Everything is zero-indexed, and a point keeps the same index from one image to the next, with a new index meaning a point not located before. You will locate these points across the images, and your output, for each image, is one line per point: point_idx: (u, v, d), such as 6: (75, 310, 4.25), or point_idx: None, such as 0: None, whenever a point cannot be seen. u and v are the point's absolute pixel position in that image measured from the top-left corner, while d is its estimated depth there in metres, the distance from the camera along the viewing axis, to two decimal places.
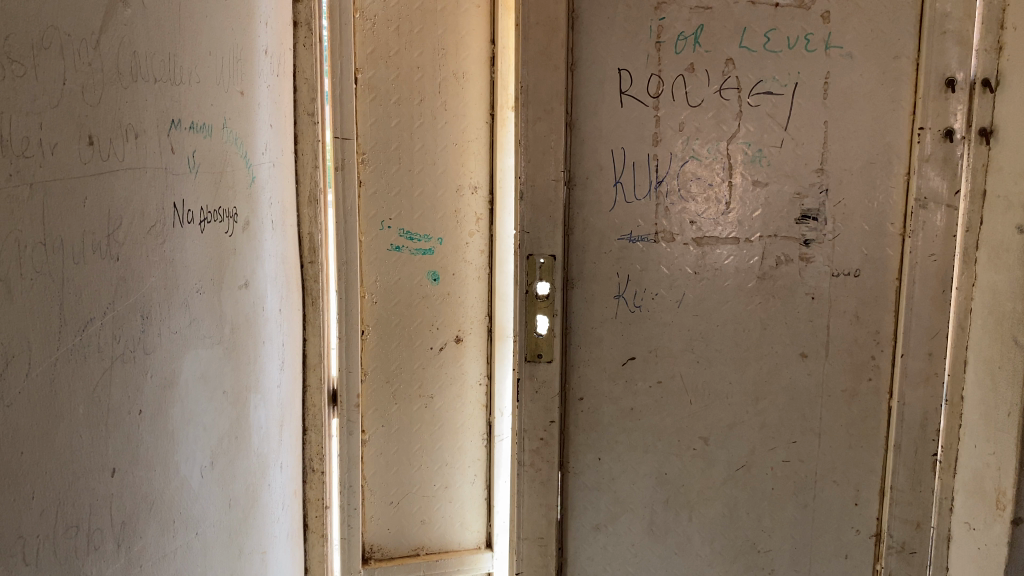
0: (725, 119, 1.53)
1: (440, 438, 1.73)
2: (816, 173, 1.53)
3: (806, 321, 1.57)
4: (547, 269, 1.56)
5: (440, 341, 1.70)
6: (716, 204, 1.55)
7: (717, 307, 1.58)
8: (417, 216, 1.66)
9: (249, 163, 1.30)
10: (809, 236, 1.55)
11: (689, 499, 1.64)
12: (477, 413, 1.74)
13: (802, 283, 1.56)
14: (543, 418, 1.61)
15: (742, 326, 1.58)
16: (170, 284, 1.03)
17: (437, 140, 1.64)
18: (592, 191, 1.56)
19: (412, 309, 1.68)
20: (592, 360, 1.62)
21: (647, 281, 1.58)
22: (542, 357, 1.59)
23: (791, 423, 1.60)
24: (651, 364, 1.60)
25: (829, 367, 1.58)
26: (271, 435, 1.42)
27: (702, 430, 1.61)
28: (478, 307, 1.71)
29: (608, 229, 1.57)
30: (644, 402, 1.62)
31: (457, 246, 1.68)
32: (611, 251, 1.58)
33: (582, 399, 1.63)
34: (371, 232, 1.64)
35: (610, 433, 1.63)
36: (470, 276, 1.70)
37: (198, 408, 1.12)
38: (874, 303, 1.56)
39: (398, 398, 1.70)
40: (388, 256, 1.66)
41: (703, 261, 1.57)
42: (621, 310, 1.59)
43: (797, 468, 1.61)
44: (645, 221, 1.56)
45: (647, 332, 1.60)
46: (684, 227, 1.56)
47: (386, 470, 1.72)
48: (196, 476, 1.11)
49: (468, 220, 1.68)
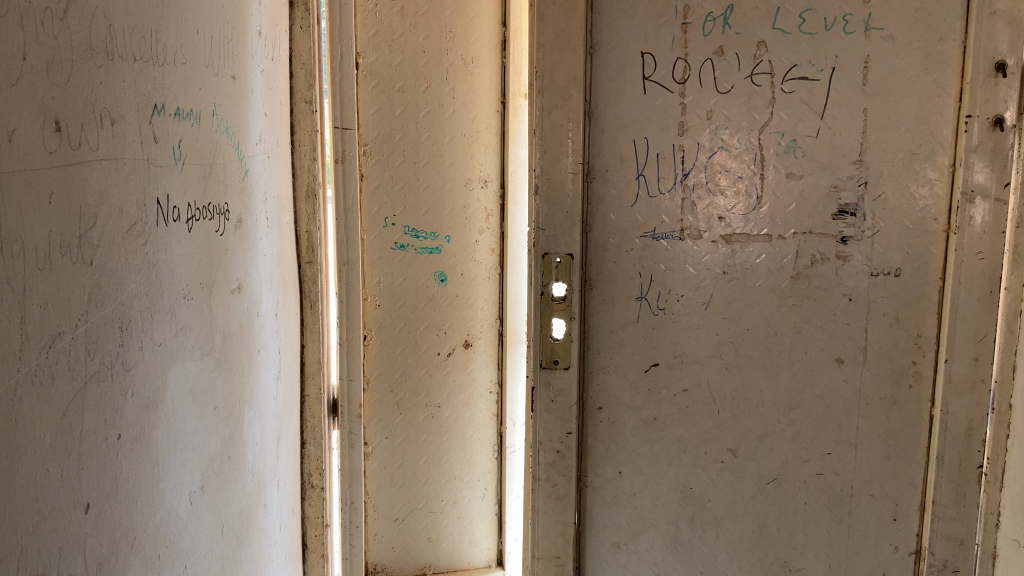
0: (757, 106, 1.42)
1: (448, 449, 1.62)
2: (855, 165, 1.42)
3: (842, 324, 1.46)
4: (564, 270, 1.45)
5: (448, 347, 1.59)
6: (745, 198, 1.44)
7: (747, 310, 1.47)
8: (423, 212, 1.54)
9: (241, 154, 1.19)
10: (847, 232, 1.44)
11: (716, 514, 1.53)
12: (487, 423, 1.63)
13: (839, 284, 1.45)
14: (560, 429, 1.50)
15: (774, 329, 1.47)
16: (153, 290, 0.92)
17: (444, 130, 1.52)
18: (612, 184, 1.45)
19: (418, 312, 1.56)
20: (612, 367, 1.50)
21: (671, 282, 1.47)
22: (558, 364, 1.48)
23: (825, 433, 1.49)
24: (676, 371, 1.49)
25: (867, 374, 1.47)
26: (267, 451, 1.30)
27: (730, 441, 1.51)
28: (488, 309, 1.60)
29: (630, 226, 1.46)
30: (667, 412, 1.51)
31: (466, 244, 1.57)
32: (633, 250, 1.46)
33: (601, 409, 1.52)
34: (374, 230, 1.52)
35: (631, 445, 1.52)
36: (480, 276, 1.58)
37: (187, 427, 1.01)
38: (915, 304, 1.44)
39: (403, 408, 1.59)
40: (391, 255, 1.54)
41: (732, 260, 1.46)
42: (644, 312, 1.48)
43: (832, 481, 1.50)
44: (669, 217, 1.45)
45: (671, 336, 1.49)
46: (712, 224, 1.45)
47: (390, 484, 1.60)
48: (184, 503, 1.00)
49: (478, 217, 1.57)
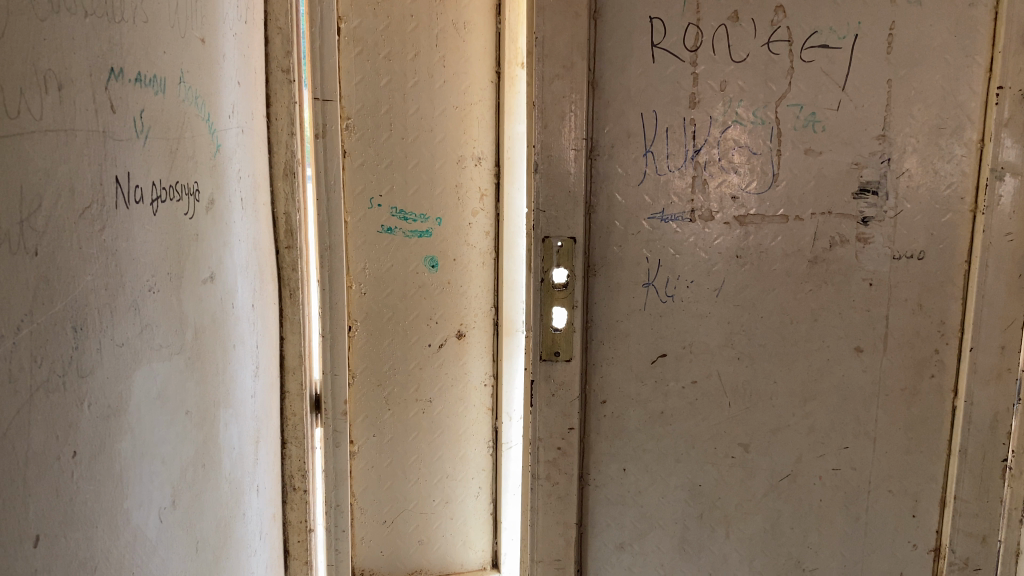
0: (774, 77, 1.31)
1: (440, 447, 1.51)
2: (877, 140, 1.32)
3: (862, 311, 1.37)
4: (566, 254, 1.34)
5: (439, 338, 1.47)
6: (761, 176, 1.34)
7: (761, 296, 1.37)
8: (412, 192, 1.42)
9: (212, 128, 1.06)
10: (868, 213, 1.34)
11: (727, 513, 1.44)
12: (482, 419, 1.52)
13: (859, 267, 1.35)
14: (561, 425, 1.40)
15: (789, 317, 1.37)
16: (113, 283, 0.79)
17: (435, 102, 1.40)
18: (618, 161, 1.35)
19: (407, 301, 1.45)
20: (617, 359, 1.40)
21: (680, 266, 1.37)
22: (560, 355, 1.37)
23: (843, 426, 1.40)
24: (685, 362, 1.40)
25: (887, 364, 1.38)
26: (244, 455, 1.19)
27: (741, 435, 1.41)
28: (483, 297, 1.49)
29: (636, 206, 1.35)
30: (675, 405, 1.41)
31: (459, 227, 1.45)
32: (640, 233, 1.36)
33: (604, 403, 1.42)
34: (358, 211, 1.40)
35: (636, 441, 1.43)
36: (474, 261, 1.47)
37: (155, 438, 0.89)
38: (939, 289, 1.35)
39: (392, 403, 1.47)
40: (378, 239, 1.41)
41: (745, 243, 1.36)
42: (651, 300, 1.38)
43: (849, 477, 1.42)
44: (678, 197, 1.35)
45: (680, 325, 1.39)
46: (725, 204, 1.34)
47: (378, 486, 1.49)
48: (153, 523, 0.88)
49: (472, 198, 1.45)
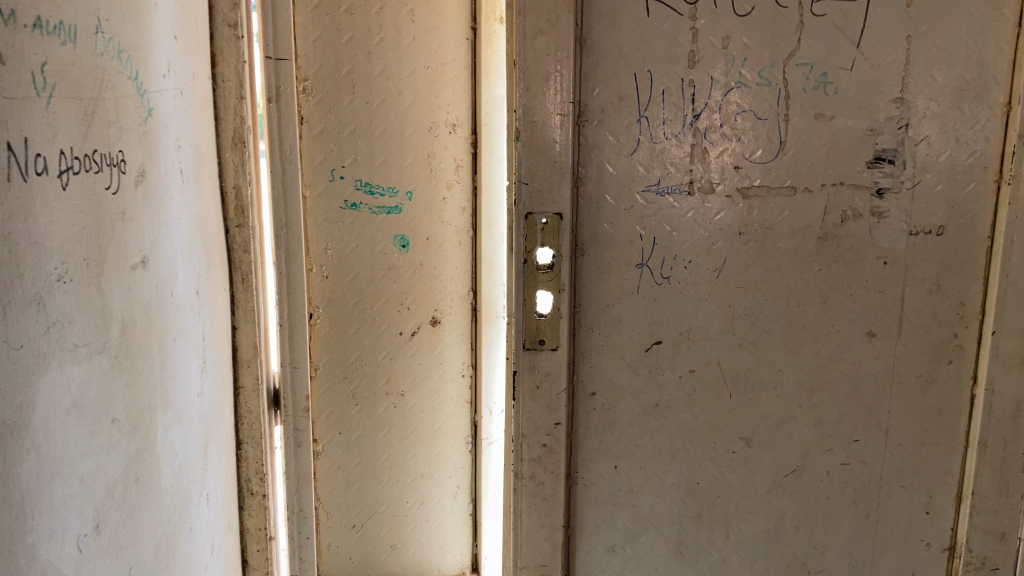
0: (782, 32, 1.18)
1: (414, 443, 1.38)
2: (895, 104, 1.19)
3: (875, 293, 1.24)
4: (551, 232, 1.21)
5: (412, 326, 1.34)
6: (767, 144, 1.20)
7: (766, 277, 1.24)
8: (379, 164, 1.27)
9: (141, 88, 0.91)
10: (883, 183, 1.21)
11: (727, 512, 1.32)
12: (460, 413, 1.39)
13: (872, 244, 1.23)
14: (547, 420, 1.27)
15: (797, 299, 1.24)
16: (9, 273, 0.64)
17: (404, 62, 1.25)
18: (609, 128, 1.21)
19: (374, 285, 1.30)
20: (608, 347, 1.27)
21: (677, 245, 1.23)
22: (545, 344, 1.25)
23: (852, 417, 1.29)
24: (682, 350, 1.26)
25: (901, 350, 1.26)
26: (190, 462, 1.05)
27: (743, 429, 1.29)
28: (459, 280, 1.35)
29: (629, 178, 1.22)
30: (670, 397, 1.28)
31: (432, 203, 1.31)
32: (633, 208, 1.23)
33: (594, 395, 1.29)
34: (318, 184, 1.25)
35: (629, 436, 1.30)
36: (450, 240, 1.34)
37: (73, 453, 0.74)
38: (959, 268, 1.23)
39: (360, 398, 1.33)
40: (340, 216, 1.27)
41: (749, 218, 1.22)
42: (645, 282, 1.25)
43: (858, 472, 1.31)
44: (675, 167, 1.21)
45: (677, 309, 1.25)
46: (726, 174, 1.21)
47: (346, 488, 1.36)
48: (69, 556, 0.72)
49: (446, 169, 1.31)
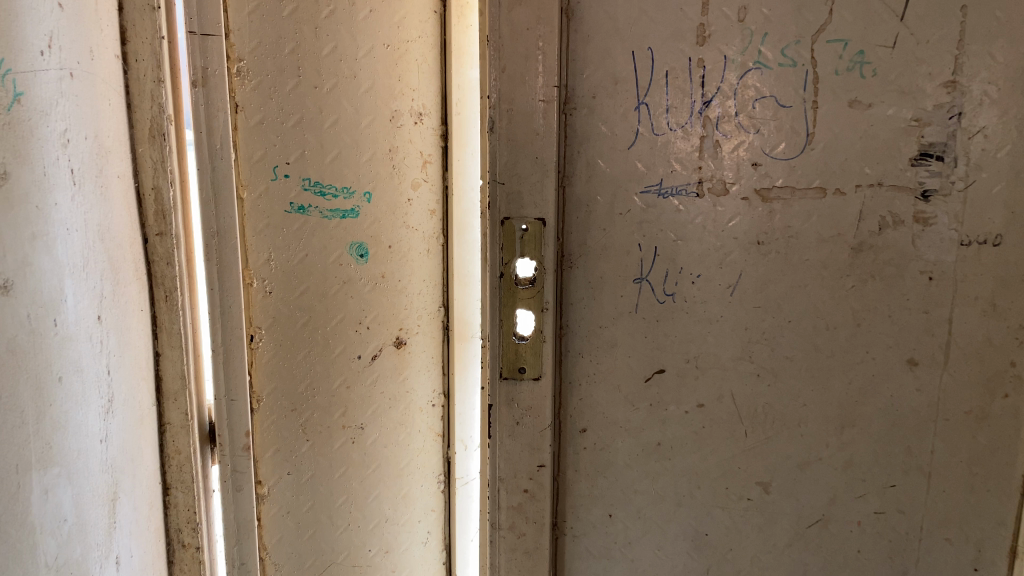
0: (809, 2, 0.97)
1: (377, 483, 1.19)
2: (945, 88, 0.97)
3: (919, 314, 1.03)
4: (532, 241, 1.03)
5: (372, 348, 1.15)
6: (792, 136, 1.00)
7: (789, 295, 1.04)
8: (330, 160, 1.08)
9: (6, 66, 0.71)
10: (929, 184, 0.99)
11: (740, 568, 1.12)
12: (431, 448, 1.21)
13: (915, 257, 1.02)
14: (529, 462, 1.09)
15: (825, 321, 1.05)
16: None
17: (358, 38, 1.06)
18: (601, 118, 1.02)
19: (328, 301, 1.11)
20: (601, 376, 1.08)
21: (684, 257, 1.03)
22: (525, 373, 1.06)
23: (889, 460, 1.07)
24: (689, 380, 1.07)
25: (948, 381, 1.04)
26: (86, 525, 0.85)
27: (760, 472, 1.09)
28: (429, 295, 1.17)
29: (626, 177, 1.03)
30: (675, 436, 1.09)
31: (396, 204, 1.12)
32: (630, 213, 1.03)
33: (584, 432, 1.10)
34: (258, 185, 1.06)
35: (626, 479, 1.11)
36: (417, 248, 1.15)
37: None
38: (1019, 285, 1.00)
39: (311, 433, 1.14)
40: (285, 222, 1.08)
41: (770, 225, 1.03)
42: (644, 300, 1.05)
43: (894, 523, 1.09)
44: (681, 164, 1.02)
45: (682, 333, 1.06)
46: (742, 173, 1.01)
47: (297, 536, 1.16)
48: None
49: (412, 166, 1.12)
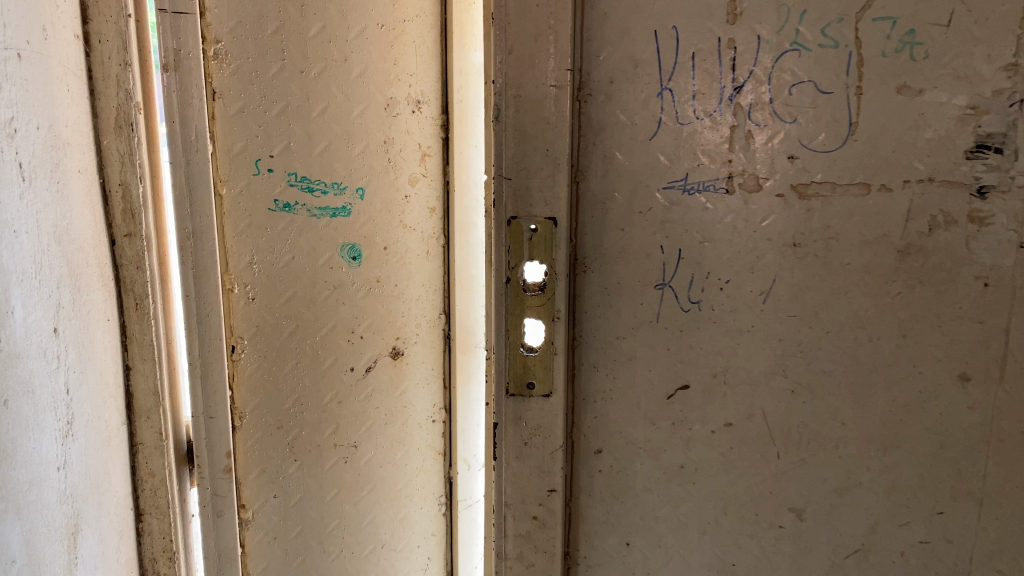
0: None
1: (372, 507, 1.11)
2: (1006, 71, 0.85)
3: (972, 324, 0.92)
4: (542, 243, 0.92)
5: (366, 360, 1.06)
6: (833, 126, 0.89)
7: (828, 303, 0.93)
8: (319, 154, 0.99)
9: None
10: (986, 179, 0.88)
11: None
12: (431, 467, 1.14)
13: (969, 260, 0.90)
14: (538, 487, 0.99)
15: (866, 332, 0.94)
16: None
17: (349, 17, 0.97)
18: (619, 105, 0.92)
19: (317, 308, 1.02)
20: (618, 392, 0.98)
21: (711, 261, 0.93)
22: (535, 389, 0.96)
23: (936, 485, 0.96)
24: (716, 398, 0.97)
25: (1006, 399, 0.92)
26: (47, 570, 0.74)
27: (793, 497, 0.99)
28: (428, 301, 1.09)
29: (645, 171, 0.92)
30: (700, 458, 0.98)
31: (391, 202, 1.04)
32: (652, 212, 0.93)
33: (600, 453, 1.00)
34: (240, 181, 0.97)
35: (645, 504, 1.01)
36: (414, 250, 1.07)
37: None
38: None
39: (299, 453, 1.05)
40: (269, 221, 0.99)
41: (807, 225, 0.92)
42: (666, 309, 0.95)
43: (941, 553, 0.98)
44: (709, 158, 0.91)
45: (709, 345, 0.95)
46: (777, 167, 0.91)
47: (285, 565, 1.07)
48: None
49: (409, 160, 1.05)
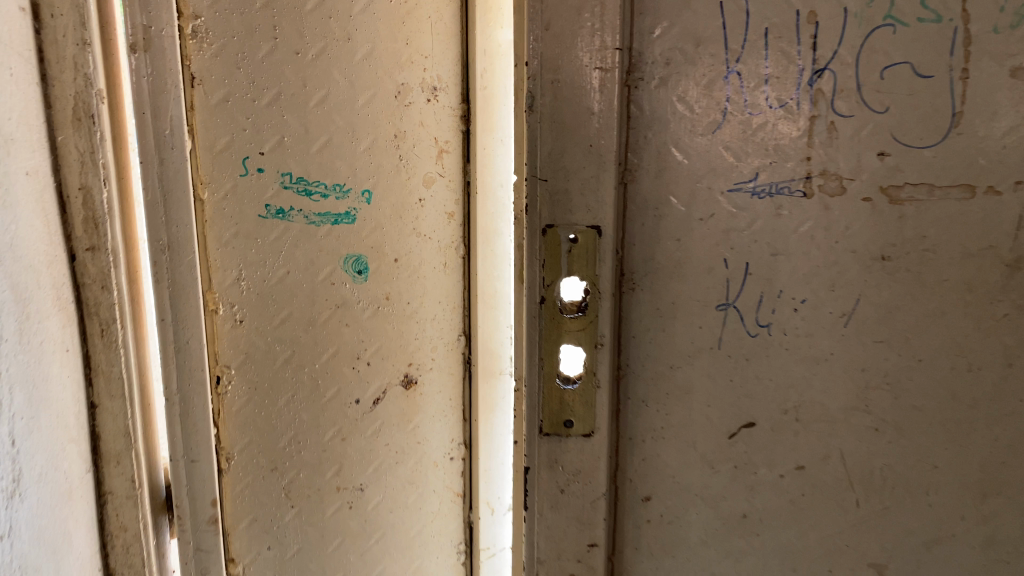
0: None
1: (382, 556, 1.01)
2: None
3: None
4: (583, 256, 0.78)
5: (374, 390, 0.96)
6: (932, 117, 0.74)
7: (920, 328, 0.78)
8: (317, 151, 0.88)
9: None
10: None
11: None
12: (450, 510, 1.04)
13: None
14: (576, 540, 0.84)
15: (966, 362, 0.78)
16: None
17: None
18: (676, 91, 0.77)
19: (316, 331, 0.92)
20: (670, 430, 0.84)
21: (784, 277, 0.79)
22: (573, 428, 0.81)
23: None
24: (785, 437, 0.82)
25: None
26: None
27: (873, 551, 0.84)
28: (447, 321, 0.98)
29: (707, 171, 0.78)
30: (766, 506, 0.84)
31: (403, 206, 0.93)
32: (713, 220, 0.78)
33: (648, 500, 0.86)
34: (226, 182, 0.86)
35: (700, 559, 0.87)
36: (430, 262, 0.96)
37: None
38: None
39: (298, 498, 0.96)
40: (260, 229, 0.88)
41: (898, 236, 0.77)
42: (730, 334, 0.80)
43: None
44: (783, 155, 0.76)
45: (780, 375, 0.81)
46: (863, 165, 0.76)
47: None
48: None
49: (424, 157, 0.93)
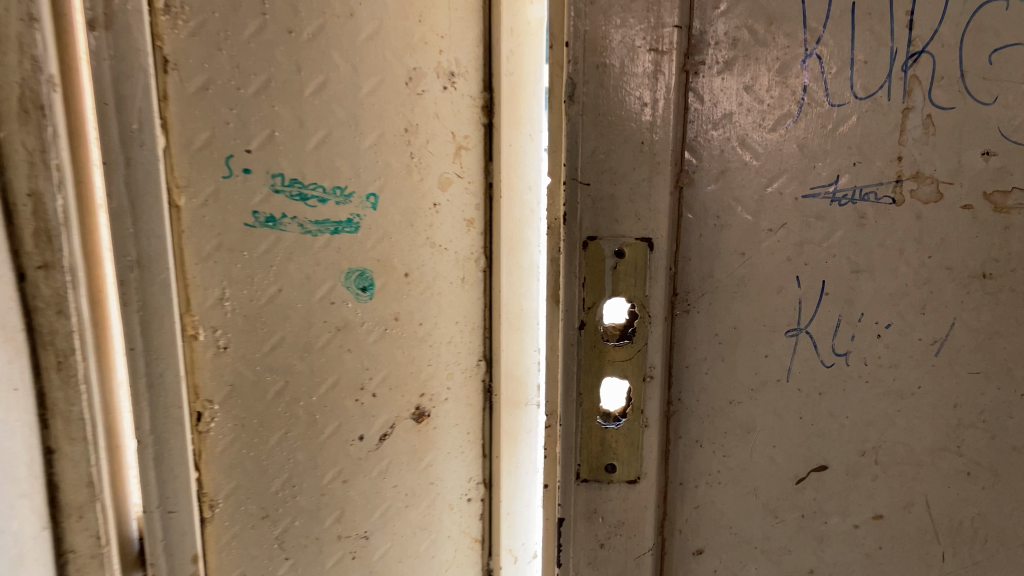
0: None
1: None
2: None
3: None
4: (630, 275, 0.66)
5: (381, 425, 0.92)
6: None
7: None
8: (315, 147, 0.80)
9: None
10: None
11: None
12: (464, 551, 1.06)
13: None
14: None
15: None
16: None
17: None
18: (746, 76, 0.63)
19: (312, 360, 0.85)
20: (728, 475, 0.72)
21: (866, 298, 0.66)
22: (617, 472, 0.71)
23: None
24: (861, 482, 0.71)
25: None
26: None
27: None
28: (466, 348, 0.98)
29: (781, 172, 0.65)
30: (837, 562, 0.73)
31: (415, 211, 0.89)
32: (784, 231, 0.66)
33: (699, 553, 0.74)
34: (207, 185, 0.75)
35: None
36: (446, 277, 0.94)
37: None
38: None
39: (291, 548, 0.88)
40: (247, 241, 0.78)
41: (1002, 250, 0.65)
42: (800, 364, 0.68)
43: None
44: (869, 155, 0.64)
45: (857, 412, 0.69)
46: (965, 168, 0.63)
47: None
48: None
49: (440, 155, 0.90)
